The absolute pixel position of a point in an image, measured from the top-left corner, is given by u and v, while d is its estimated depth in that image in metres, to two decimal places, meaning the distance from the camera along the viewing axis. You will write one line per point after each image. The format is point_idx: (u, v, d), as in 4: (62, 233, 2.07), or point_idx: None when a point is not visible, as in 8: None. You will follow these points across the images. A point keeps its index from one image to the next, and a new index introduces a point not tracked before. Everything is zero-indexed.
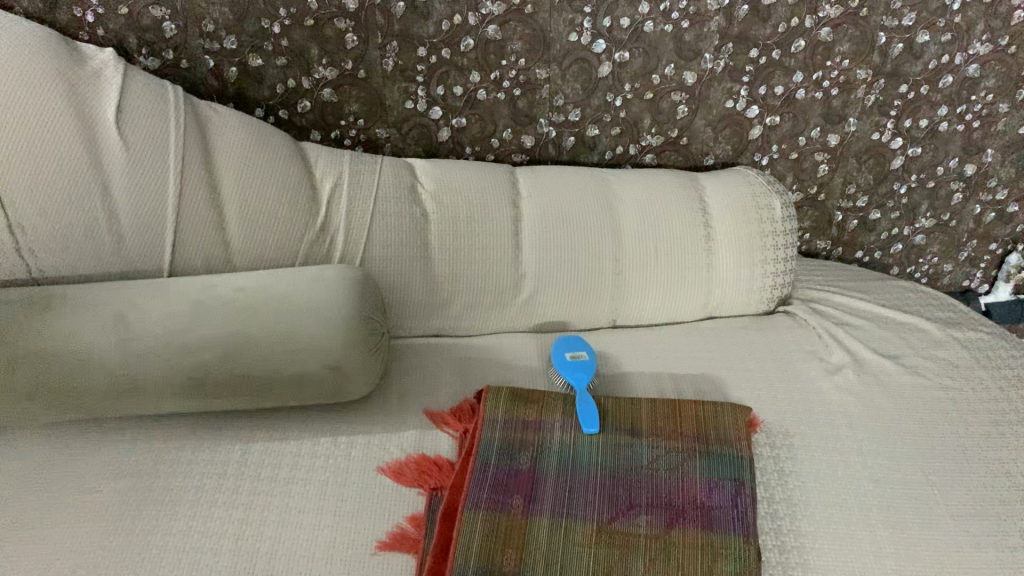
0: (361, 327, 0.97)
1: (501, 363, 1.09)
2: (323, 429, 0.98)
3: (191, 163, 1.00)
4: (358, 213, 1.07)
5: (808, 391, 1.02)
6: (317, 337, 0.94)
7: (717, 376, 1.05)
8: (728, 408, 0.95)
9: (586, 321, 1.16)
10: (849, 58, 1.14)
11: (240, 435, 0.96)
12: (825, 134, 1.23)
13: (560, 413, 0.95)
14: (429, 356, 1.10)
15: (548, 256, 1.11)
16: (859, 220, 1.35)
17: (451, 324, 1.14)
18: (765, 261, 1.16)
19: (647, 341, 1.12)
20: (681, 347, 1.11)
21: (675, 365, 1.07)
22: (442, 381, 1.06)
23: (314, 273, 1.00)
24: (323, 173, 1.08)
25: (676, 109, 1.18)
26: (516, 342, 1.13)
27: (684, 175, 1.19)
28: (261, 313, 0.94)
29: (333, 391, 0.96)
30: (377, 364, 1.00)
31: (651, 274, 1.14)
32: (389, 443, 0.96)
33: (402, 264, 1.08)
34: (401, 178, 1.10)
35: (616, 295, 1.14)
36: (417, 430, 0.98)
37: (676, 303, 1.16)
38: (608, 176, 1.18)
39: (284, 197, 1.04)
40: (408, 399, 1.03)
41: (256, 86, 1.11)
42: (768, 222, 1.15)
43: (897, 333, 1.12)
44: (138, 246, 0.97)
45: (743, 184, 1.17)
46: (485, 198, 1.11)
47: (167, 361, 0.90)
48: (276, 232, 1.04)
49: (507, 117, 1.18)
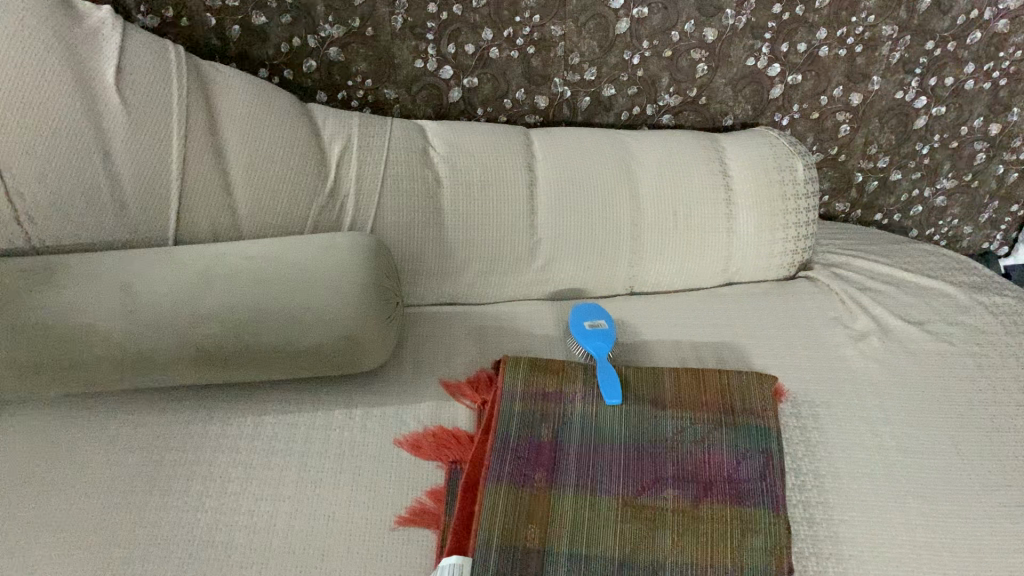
0: (377, 294, 0.94)
1: (516, 332, 1.06)
2: (336, 401, 0.95)
3: (195, 126, 0.97)
4: (369, 177, 1.03)
5: (833, 358, 0.99)
6: (331, 306, 0.91)
7: (740, 342, 1.02)
8: (753, 378, 0.92)
9: (602, 287, 1.13)
10: (875, 13, 1.10)
11: (250, 406, 0.94)
12: (848, 93, 1.19)
13: (581, 383, 0.92)
14: (441, 325, 1.07)
15: (563, 221, 1.08)
16: (879, 181, 1.30)
17: (463, 291, 1.10)
18: (786, 225, 1.13)
19: (666, 307, 1.09)
20: (702, 313, 1.07)
21: (695, 331, 1.04)
22: (456, 350, 1.03)
23: (325, 240, 0.96)
24: (331, 137, 1.04)
25: (696, 67, 1.14)
26: (531, 310, 1.10)
27: (703, 136, 1.15)
28: (273, 281, 0.91)
29: (348, 362, 0.93)
30: (393, 333, 0.97)
31: (670, 239, 1.10)
32: (405, 414, 0.94)
33: (414, 229, 1.04)
34: (412, 141, 1.07)
35: (634, 260, 1.11)
36: (433, 401, 0.95)
37: (695, 268, 1.13)
38: (625, 137, 1.14)
39: (292, 160, 1.01)
40: (422, 368, 1.00)
41: (260, 46, 1.07)
42: (789, 184, 1.12)
43: (922, 298, 1.09)
44: (142, 213, 0.95)
45: (765, 145, 1.14)
46: (499, 160, 1.07)
47: (176, 332, 0.88)
48: (284, 198, 1.01)
49: (521, 77, 1.13)
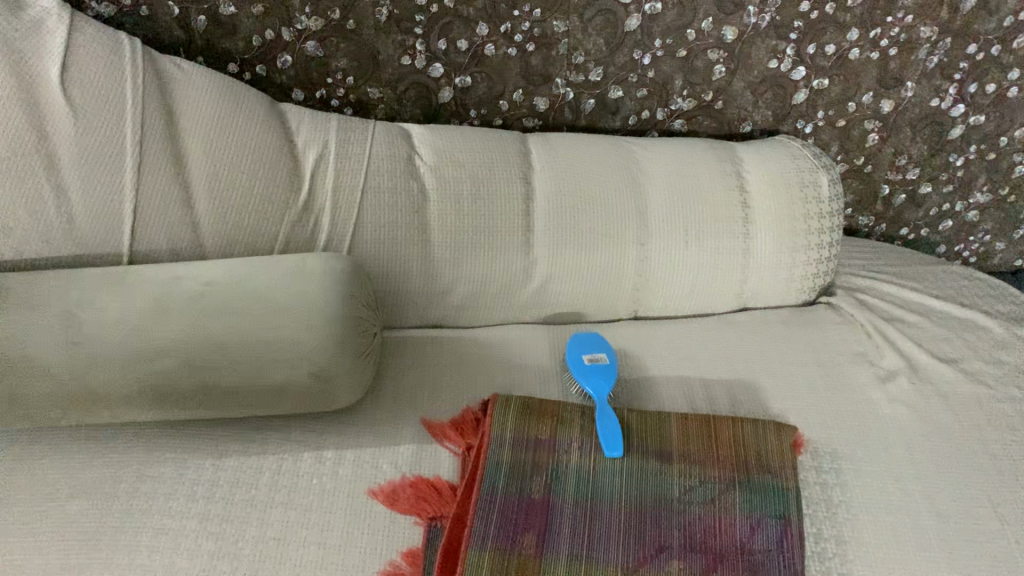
0: (352, 326, 0.84)
1: (506, 363, 0.95)
2: (306, 442, 0.85)
3: (152, 132, 0.86)
4: (347, 190, 0.93)
5: (857, 402, 0.89)
6: (299, 342, 0.81)
7: (755, 382, 0.92)
8: (770, 428, 0.83)
9: (603, 311, 1.02)
10: (913, 13, 0.99)
11: (210, 447, 0.84)
12: (878, 99, 1.08)
13: (578, 431, 0.83)
14: (424, 352, 0.97)
15: (562, 239, 0.97)
16: (907, 195, 1.19)
17: (450, 313, 1.00)
18: (808, 247, 1.02)
19: (674, 336, 0.99)
20: (713, 345, 0.97)
21: (705, 365, 0.94)
22: (440, 382, 0.93)
23: (295, 262, 0.86)
24: (306, 143, 0.94)
25: (712, 69, 1.03)
26: (524, 336, 0.99)
27: (718, 146, 1.05)
28: (235, 311, 0.81)
29: (318, 401, 0.83)
30: (369, 368, 0.87)
31: (680, 261, 1.00)
32: (380, 459, 0.84)
33: (396, 247, 0.94)
34: (396, 149, 0.96)
35: (639, 283, 1.00)
36: (412, 443, 0.86)
37: (707, 293, 1.02)
38: (633, 145, 1.03)
39: (262, 170, 0.91)
40: (402, 402, 0.90)
41: (229, 39, 0.96)
42: (813, 202, 1.02)
43: (955, 331, 0.99)
44: (93, 227, 0.85)
45: (786, 157, 1.03)
46: (492, 171, 0.97)
47: (125, 368, 0.78)
48: (252, 211, 0.90)
49: (519, 77, 1.02)
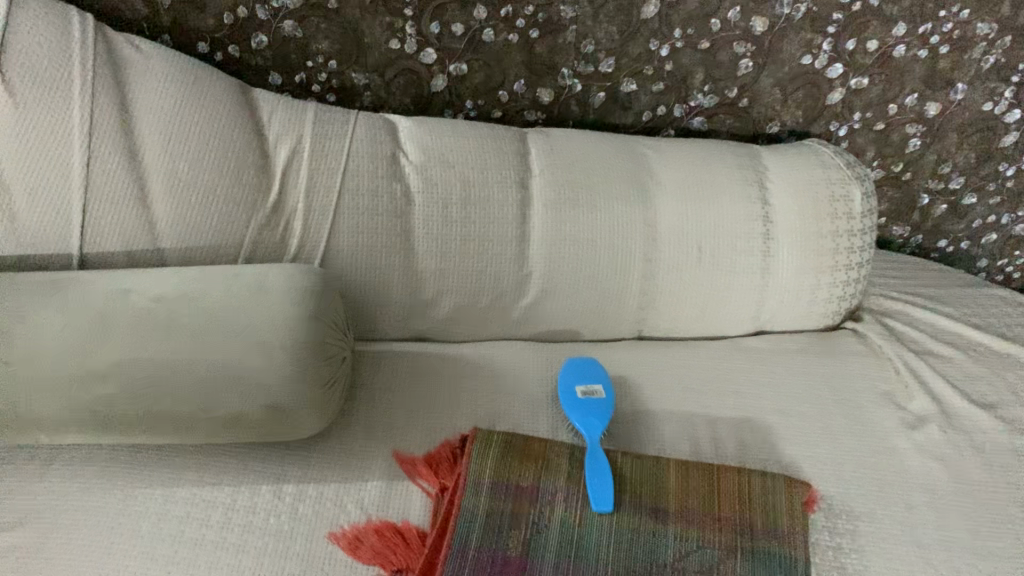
0: (316, 349, 0.75)
1: (492, 387, 0.86)
2: (265, 473, 0.77)
3: (104, 121, 0.77)
4: (322, 191, 0.84)
5: (880, 453, 0.80)
6: (255, 369, 0.72)
7: (767, 423, 0.82)
8: (780, 484, 0.74)
9: (604, 330, 0.93)
10: (970, 7, 0.88)
11: (160, 474, 0.76)
12: (924, 101, 0.96)
13: (565, 479, 0.74)
14: (403, 372, 0.88)
15: (560, 252, 0.87)
16: (949, 206, 1.08)
17: (436, 327, 0.91)
18: (835, 268, 0.92)
19: (680, 363, 0.89)
20: (723, 376, 0.87)
21: (713, 399, 0.85)
22: (418, 407, 0.84)
23: (257, 275, 0.77)
24: (279, 136, 0.84)
25: (738, 63, 0.92)
26: (514, 356, 0.90)
27: (739, 149, 0.94)
28: (187, 331, 0.72)
29: (276, 431, 0.75)
30: (336, 395, 0.78)
31: (691, 280, 0.90)
32: (345, 497, 0.75)
33: (375, 255, 0.85)
34: (379, 146, 0.87)
35: (644, 303, 0.90)
36: (382, 480, 0.77)
37: (720, 315, 0.92)
38: (644, 147, 0.93)
39: (228, 166, 0.81)
40: (374, 430, 0.82)
41: (198, 15, 0.86)
42: (842, 218, 0.91)
43: (995, 369, 0.88)
44: (36, 227, 0.76)
45: (816, 165, 0.92)
46: (485, 173, 0.87)
47: (61, 391, 0.70)
48: (215, 212, 0.81)
49: (520, 66, 0.92)
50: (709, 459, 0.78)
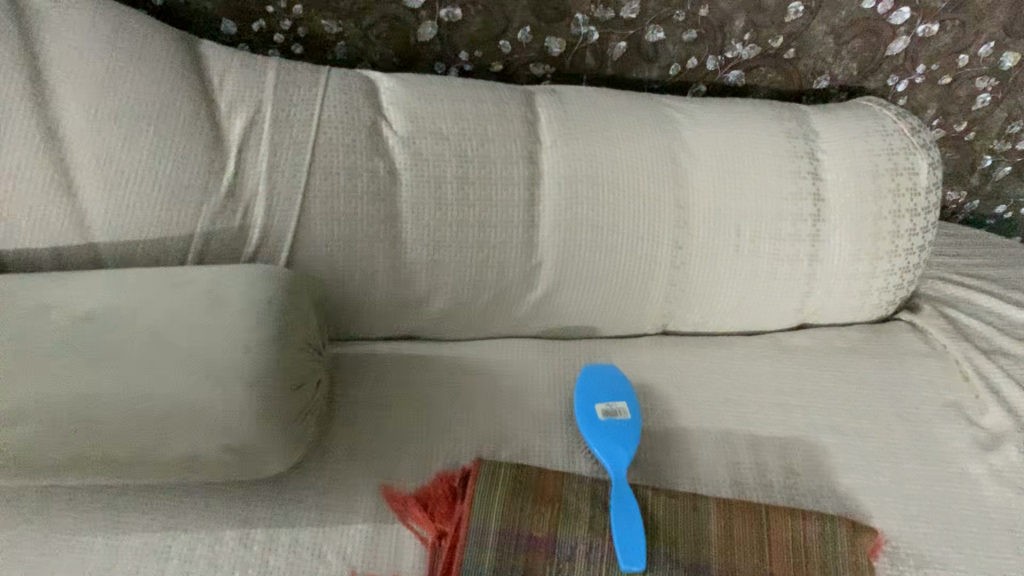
0: (285, 377, 0.61)
1: (495, 400, 0.73)
2: (229, 516, 0.65)
3: (12, 92, 0.62)
4: (288, 171, 0.69)
5: (951, 480, 0.68)
6: (209, 404, 0.59)
7: (817, 444, 0.71)
8: (842, 532, 0.62)
9: (622, 326, 0.79)
10: None
11: (103, 517, 0.64)
12: (1000, 51, 0.82)
13: (586, 527, 0.62)
14: (389, 382, 0.74)
15: (575, 240, 0.73)
16: (1014, 167, 0.94)
17: (428, 325, 0.78)
18: (894, 253, 0.78)
19: (714, 368, 0.77)
20: (764, 385, 0.75)
21: (754, 414, 0.73)
22: (408, 427, 0.71)
23: (209, 284, 0.63)
24: (233, 103, 0.69)
25: (787, 7, 0.77)
26: (519, 360, 0.77)
27: (786, 111, 0.79)
28: (120, 360, 0.58)
29: (239, 471, 0.62)
30: (310, 425, 0.65)
31: (727, 269, 0.76)
32: (324, 546, 0.63)
33: (354, 246, 0.71)
34: (357, 112, 0.71)
35: (672, 296, 0.77)
36: (368, 524, 0.65)
37: (759, 309, 0.79)
38: (674, 110, 0.78)
39: (171, 141, 0.66)
40: (357, 457, 0.69)
41: None
42: (905, 195, 0.77)
43: None
44: None
45: (875, 132, 0.78)
46: (485, 147, 0.72)
47: None
48: (156, 198, 0.66)
49: (526, 11, 0.76)
50: (753, 495, 0.67)
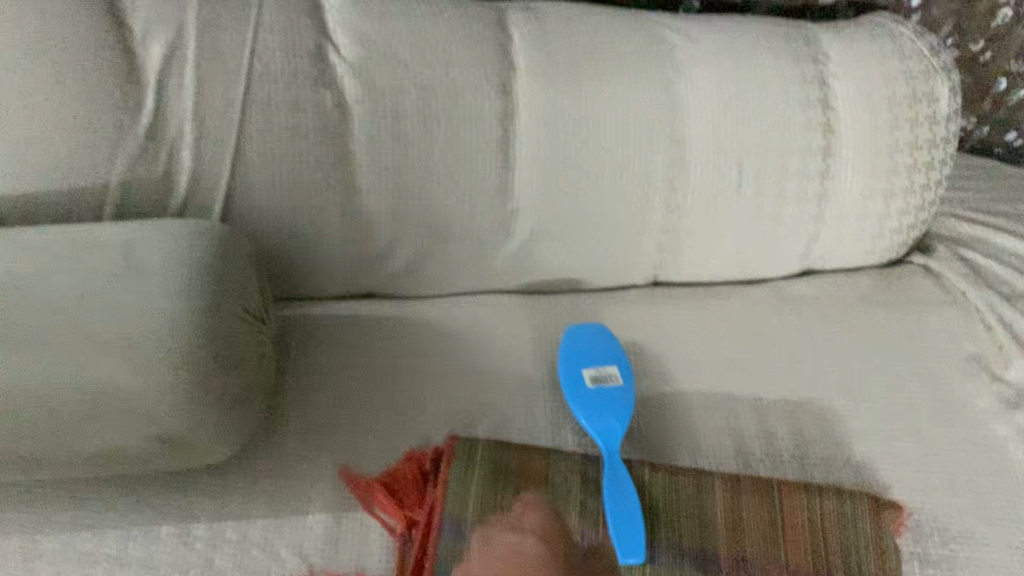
0: (221, 356, 0.52)
1: (468, 366, 0.65)
2: (167, 510, 0.56)
3: None
4: (221, 108, 0.59)
5: (973, 445, 0.62)
6: (136, 390, 0.49)
7: (827, 408, 0.64)
8: (864, 510, 0.56)
9: (609, 277, 0.71)
10: None
11: (17, 516, 0.55)
12: None
13: (576, 514, 0.55)
14: (347, 347, 0.65)
15: (558, 184, 0.64)
16: None
17: (389, 281, 0.68)
18: (909, 191, 0.70)
19: (710, 323, 0.69)
20: (767, 341, 0.68)
21: (758, 376, 0.65)
22: (370, 401, 0.62)
23: (130, 245, 0.53)
24: (148, 24, 0.58)
25: None
26: (494, 319, 0.68)
27: (793, 30, 0.69)
28: (16, 347, 0.48)
29: (176, 462, 0.53)
30: (259, 405, 0.56)
31: (726, 213, 0.67)
32: (279, 543, 0.55)
33: (302, 195, 0.61)
34: (298, 33, 0.60)
35: (666, 245, 0.69)
36: (329, 515, 0.57)
37: (762, 257, 0.71)
38: (666, 28, 0.68)
39: (75, 75, 0.55)
40: (313, 436, 0.60)
41: None
42: (922, 125, 0.69)
43: None
44: None
45: (891, 54, 0.69)
46: (450, 74, 0.62)
47: None
48: (61, 142, 0.56)
49: None
50: (760, 468, 0.60)
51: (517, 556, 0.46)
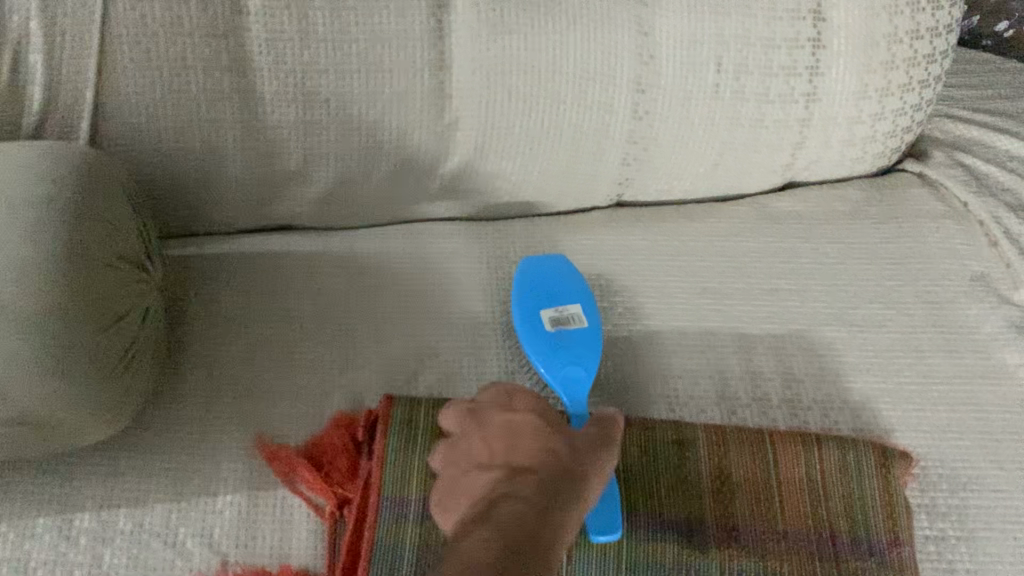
0: (85, 316, 0.41)
1: (405, 308, 0.55)
2: (41, 500, 0.46)
3: None
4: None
5: (984, 375, 0.55)
6: None
7: (820, 341, 0.56)
8: (869, 460, 0.48)
9: (567, 199, 0.61)
10: None
11: None
12: None
13: None
14: (261, 292, 0.55)
15: (501, 87, 0.53)
16: None
17: (308, 213, 0.58)
18: (909, 88, 0.60)
19: (684, 248, 0.60)
20: (749, 267, 0.59)
21: (741, 306, 0.57)
22: (289, 355, 0.52)
23: None
24: None
25: None
26: (434, 251, 0.58)
27: None
28: None
29: (33, 448, 0.42)
30: (140, 371, 0.46)
31: (699, 119, 0.57)
32: (182, 532, 0.46)
33: (190, 108, 0.49)
34: None
35: (631, 157, 0.59)
36: (242, 495, 0.47)
37: (739, 169, 0.62)
38: None
39: None
40: (220, 400, 0.50)
41: None
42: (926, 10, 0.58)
43: None
44: None
45: None
46: None
47: None
48: None
49: None
50: (747, 416, 0.52)
51: (513, 429, 0.44)
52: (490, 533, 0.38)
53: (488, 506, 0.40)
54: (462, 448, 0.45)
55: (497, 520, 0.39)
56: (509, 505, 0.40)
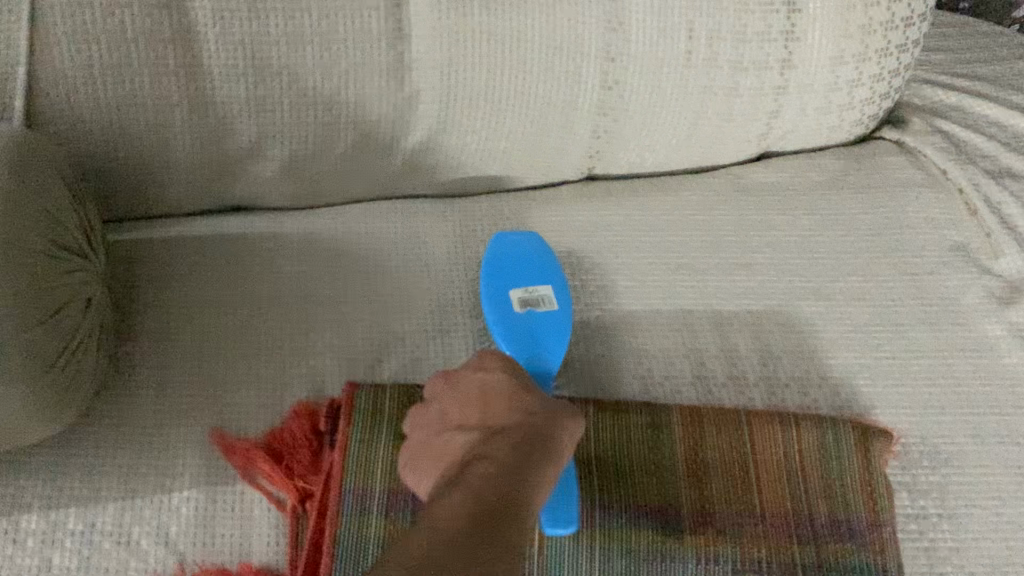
0: (19, 309, 0.38)
1: (369, 289, 0.53)
2: None
3: None
4: None
5: (965, 348, 0.54)
6: None
7: (799, 316, 0.54)
8: (849, 439, 0.47)
9: (535, 172, 0.59)
10: None
11: None
12: None
13: None
14: (217, 274, 0.52)
15: (463, 56, 0.51)
16: None
17: (265, 192, 0.55)
18: (887, 53, 0.58)
19: (658, 222, 0.58)
20: (724, 241, 0.57)
21: (716, 282, 0.55)
22: (248, 341, 0.50)
23: None
24: None
25: None
26: (398, 229, 0.56)
27: None
28: None
29: None
30: (82, 367, 0.43)
31: (671, 87, 0.55)
32: (137, 531, 0.44)
33: (132, 83, 0.46)
34: None
35: (600, 129, 0.56)
36: (200, 489, 0.45)
37: (713, 138, 0.59)
38: None
39: None
40: (175, 390, 0.48)
41: None
42: None
43: None
44: None
45: None
46: None
47: None
48: None
49: None
50: (723, 395, 0.50)
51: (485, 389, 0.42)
52: (458, 497, 0.36)
53: (460, 471, 0.39)
54: (434, 411, 0.43)
55: (468, 482, 0.37)
56: (481, 468, 0.38)
